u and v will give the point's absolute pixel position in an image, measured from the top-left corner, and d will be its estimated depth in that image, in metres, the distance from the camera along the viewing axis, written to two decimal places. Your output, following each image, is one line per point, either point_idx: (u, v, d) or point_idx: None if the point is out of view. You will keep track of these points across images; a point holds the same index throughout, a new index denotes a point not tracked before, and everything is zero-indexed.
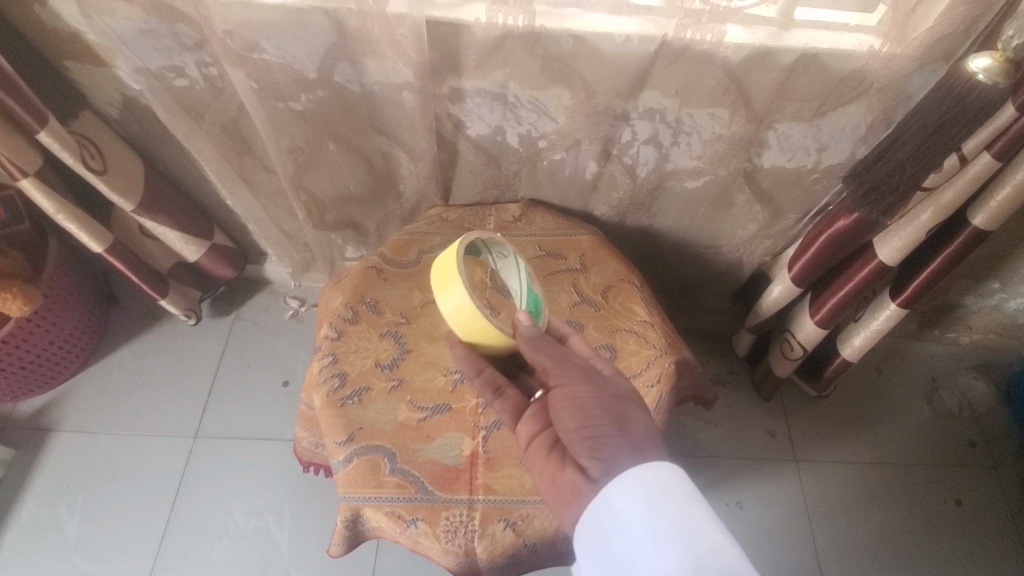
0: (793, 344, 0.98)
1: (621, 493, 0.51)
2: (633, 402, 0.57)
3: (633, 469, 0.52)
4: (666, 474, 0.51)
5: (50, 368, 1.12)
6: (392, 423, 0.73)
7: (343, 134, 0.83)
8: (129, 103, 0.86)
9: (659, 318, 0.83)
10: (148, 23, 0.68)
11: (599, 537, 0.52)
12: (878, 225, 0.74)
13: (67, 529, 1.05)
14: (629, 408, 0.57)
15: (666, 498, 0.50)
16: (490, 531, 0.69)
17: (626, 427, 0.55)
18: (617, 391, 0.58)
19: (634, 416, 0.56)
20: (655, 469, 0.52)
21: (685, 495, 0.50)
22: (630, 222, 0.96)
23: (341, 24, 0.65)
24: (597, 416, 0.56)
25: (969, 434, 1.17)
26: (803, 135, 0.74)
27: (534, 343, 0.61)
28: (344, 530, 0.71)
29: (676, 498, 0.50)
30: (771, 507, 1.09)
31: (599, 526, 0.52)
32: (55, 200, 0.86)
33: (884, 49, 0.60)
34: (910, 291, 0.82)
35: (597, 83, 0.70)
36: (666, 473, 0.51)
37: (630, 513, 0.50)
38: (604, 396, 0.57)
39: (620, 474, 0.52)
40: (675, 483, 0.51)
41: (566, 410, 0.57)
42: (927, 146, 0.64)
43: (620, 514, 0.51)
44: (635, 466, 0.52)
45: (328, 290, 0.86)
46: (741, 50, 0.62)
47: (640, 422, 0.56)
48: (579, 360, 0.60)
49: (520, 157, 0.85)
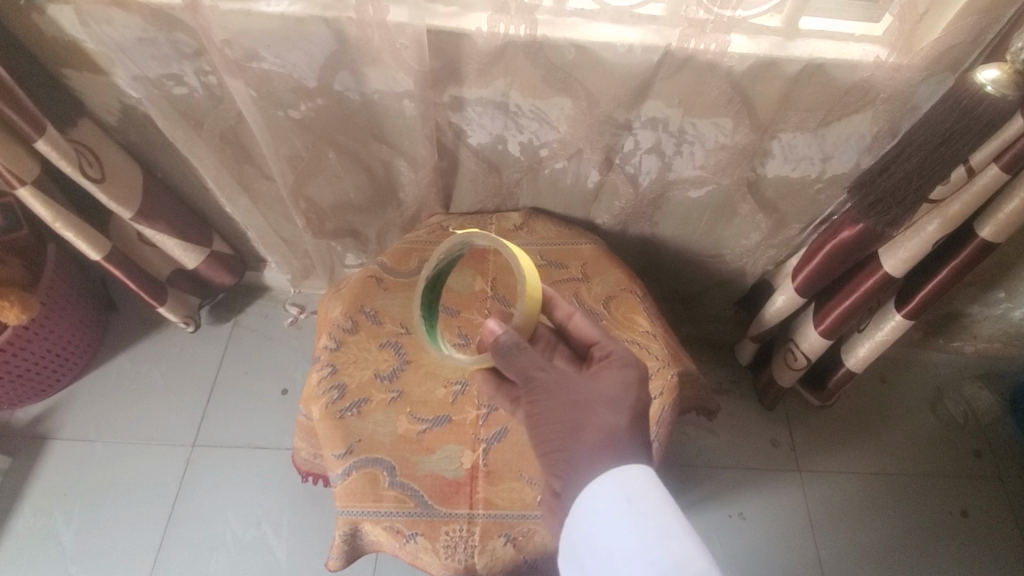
0: (797, 354, 0.97)
1: (590, 509, 0.54)
2: (588, 408, 0.57)
3: (597, 485, 0.54)
4: (629, 483, 0.54)
5: (47, 376, 1.11)
6: (391, 435, 0.72)
7: (342, 141, 0.82)
8: (128, 112, 0.85)
9: (661, 328, 0.82)
10: (147, 32, 0.68)
11: (574, 549, 0.56)
12: (884, 235, 0.73)
13: (64, 540, 1.04)
14: (583, 414, 0.56)
15: (630, 513, 0.52)
16: (490, 547, 0.68)
17: (580, 436, 0.56)
18: (575, 396, 0.57)
19: (601, 419, 0.56)
20: (617, 479, 0.54)
21: (651, 504, 0.53)
22: (632, 231, 0.95)
23: (341, 33, 0.65)
24: (552, 425, 0.57)
25: (973, 444, 1.16)
26: (808, 145, 0.73)
27: (507, 356, 0.58)
28: (342, 544, 0.70)
29: (640, 509, 0.52)
30: (773, 517, 1.08)
31: (575, 541, 0.56)
32: (53, 208, 0.86)
33: (890, 58, 0.59)
34: (916, 301, 0.81)
35: (600, 93, 0.69)
36: (630, 483, 0.53)
37: (598, 528, 0.53)
38: (563, 402, 0.57)
39: (584, 489, 0.55)
40: (637, 494, 0.53)
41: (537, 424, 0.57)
42: (935, 158, 0.63)
43: (590, 529, 0.54)
44: (598, 479, 0.54)
45: (327, 299, 0.85)
46: (745, 60, 0.62)
47: (603, 426, 0.56)
48: (551, 372, 0.58)
49: (521, 166, 0.84)
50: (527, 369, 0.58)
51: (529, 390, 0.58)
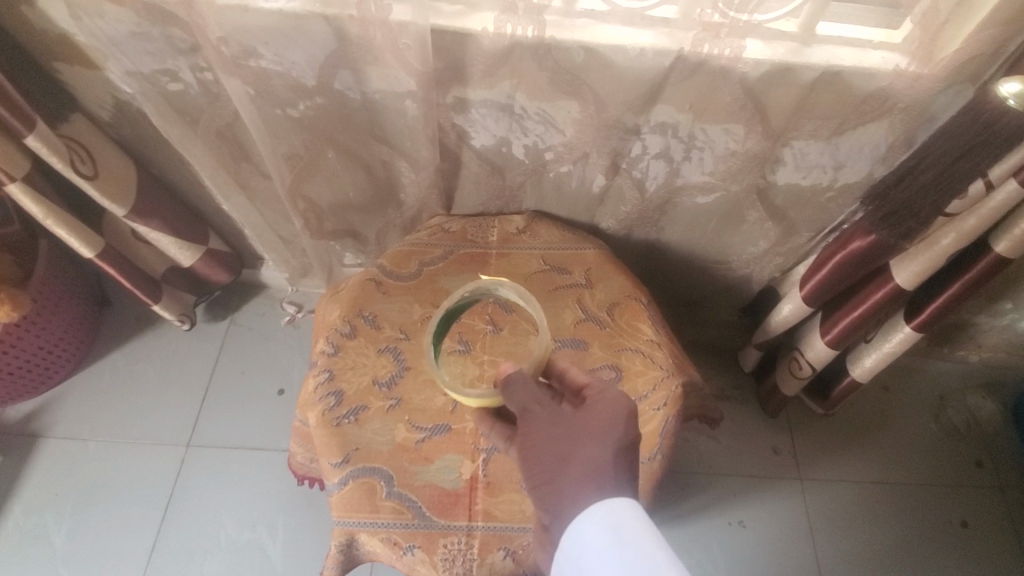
0: (802, 363, 0.96)
1: (579, 541, 0.53)
2: (577, 440, 0.56)
3: (587, 514, 0.53)
4: (615, 514, 0.53)
5: (39, 374, 1.09)
6: (389, 444, 0.71)
7: (343, 141, 0.80)
8: (121, 107, 0.83)
9: (666, 337, 0.80)
10: (141, 27, 0.65)
11: None
12: (896, 248, 0.71)
13: (55, 540, 1.03)
14: (572, 447, 0.56)
15: (618, 543, 0.51)
16: (489, 561, 0.66)
17: (568, 469, 0.55)
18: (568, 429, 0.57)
19: (586, 452, 0.55)
20: (604, 510, 0.53)
21: (639, 533, 0.52)
22: (637, 235, 0.93)
23: (342, 31, 0.63)
24: (540, 457, 0.56)
25: (975, 454, 1.15)
26: (820, 153, 0.71)
27: (510, 388, 0.58)
28: (338, 555, 0.69)
29: (627, 540, 0.51)
30: (773, 526, 1.07)
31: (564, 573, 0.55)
32: (44, 205, 0.83)
33: (910, 67, 0.57)
34: (926, 314, 0.79)
35: (609, 96, 0.67)
36: (615, 513, 0.53)
37: (585, 560, 0.52)
38: (553, 436, 0.56)
39: (572, 521, 0.54)
40: (624, 524, 0.52)
41: (529, 456, 0.57)
42: (953, 171, 0.62)
43: (578, 562, 0.53)
44: (588, 509, 0.53)
45: (325, 303, 0.84)
46: (760, 66, 0.60)
47: (587, 459, 0.55)
48: (543, 406, 0.57)
49: (526, 169, 0.82)
50: (524, 402, 0.57)
51: (523, 421, 0.58)
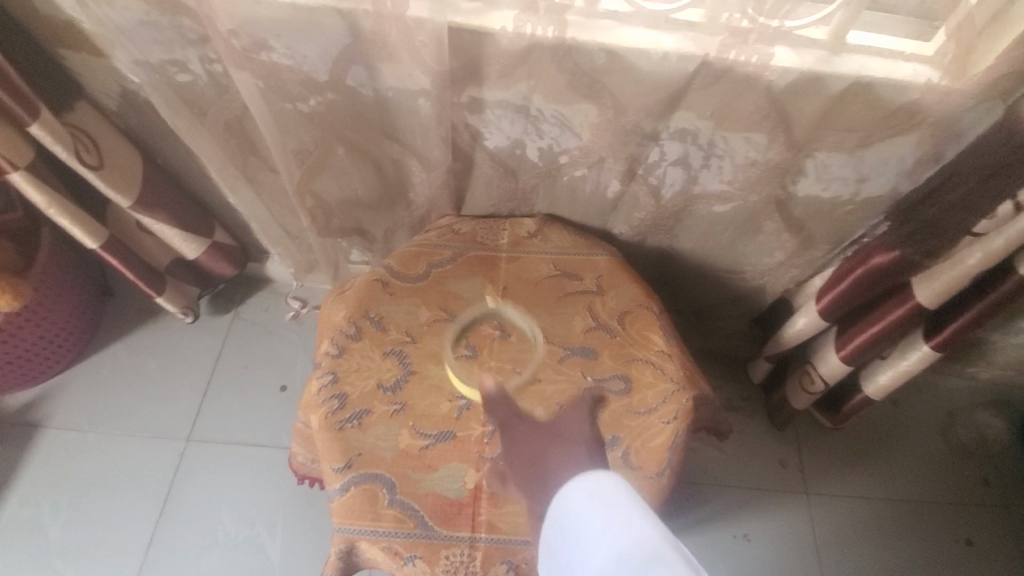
0: (814, 377, 0.94)
1: (563, 511, 0.55)
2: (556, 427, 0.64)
3: (569, 483, 0.56)
4: (594, 481, 0.55)
5: (39, 363, 1.08)
6: (392, 451, 0.69)
7: (353, 138, 0.79)
8: (128, 96, 0.81)
9: (678, 348, 0.78)
10: (149, 15, 0.64)
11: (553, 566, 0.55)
12: (920, 265, 0.70)
13: (51, 532, 1.02)
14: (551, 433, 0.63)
15: (598, 504, 0.53)
16: (491, 574, 0.65)
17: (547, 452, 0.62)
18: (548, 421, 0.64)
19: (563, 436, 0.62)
20: (583, 479, 0.56)
21: (617, 496, 0.54)
22: (650, 242, 0.91)
23: (357, 26, 0.61)
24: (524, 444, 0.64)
25: (984, 473, 1.13)
26: (843, 165, 0.69)
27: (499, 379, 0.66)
28: (338, 561, 0.67)
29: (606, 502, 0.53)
30: (777, 541, 1.05)
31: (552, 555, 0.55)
32: (48, 194, 0.82)
33: (942, 82, 0.55)
34: (946, 333, 0.77)
35: (628, 100, 0.65)
36: (594, 481, 0.56)
37: (568, 527, 0.54)
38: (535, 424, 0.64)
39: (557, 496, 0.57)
40: (603, 489, 0.55)
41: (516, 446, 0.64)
42: (985, 189, 0.61)
43: (563, 534, 0.54)
44: (571, 481, 0.56)
45: (329, 302, 0.82)
46: (788, 75, 0.58)
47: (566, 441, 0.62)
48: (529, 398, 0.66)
49: (539, 172, 0.80)
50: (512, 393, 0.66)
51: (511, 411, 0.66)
